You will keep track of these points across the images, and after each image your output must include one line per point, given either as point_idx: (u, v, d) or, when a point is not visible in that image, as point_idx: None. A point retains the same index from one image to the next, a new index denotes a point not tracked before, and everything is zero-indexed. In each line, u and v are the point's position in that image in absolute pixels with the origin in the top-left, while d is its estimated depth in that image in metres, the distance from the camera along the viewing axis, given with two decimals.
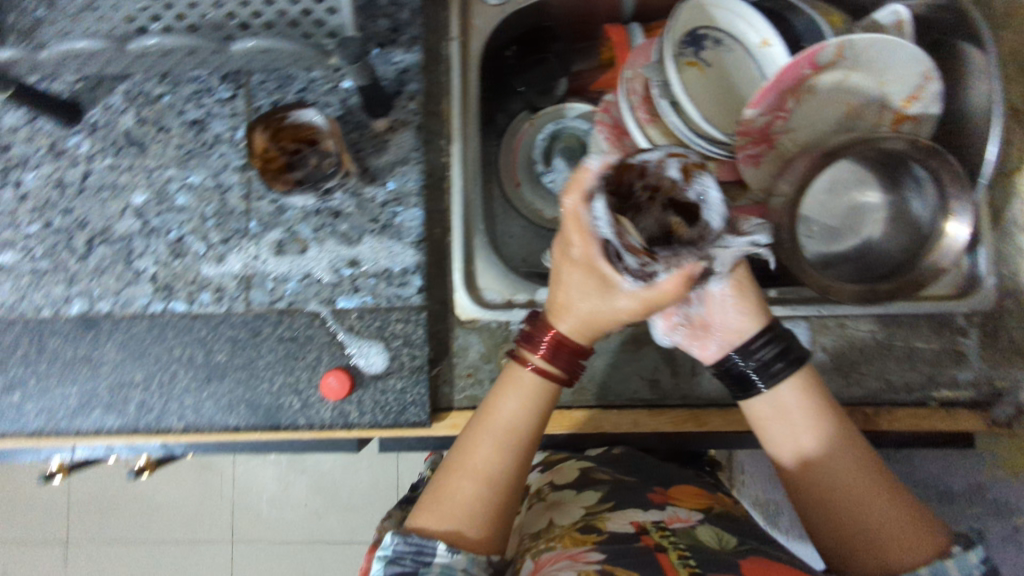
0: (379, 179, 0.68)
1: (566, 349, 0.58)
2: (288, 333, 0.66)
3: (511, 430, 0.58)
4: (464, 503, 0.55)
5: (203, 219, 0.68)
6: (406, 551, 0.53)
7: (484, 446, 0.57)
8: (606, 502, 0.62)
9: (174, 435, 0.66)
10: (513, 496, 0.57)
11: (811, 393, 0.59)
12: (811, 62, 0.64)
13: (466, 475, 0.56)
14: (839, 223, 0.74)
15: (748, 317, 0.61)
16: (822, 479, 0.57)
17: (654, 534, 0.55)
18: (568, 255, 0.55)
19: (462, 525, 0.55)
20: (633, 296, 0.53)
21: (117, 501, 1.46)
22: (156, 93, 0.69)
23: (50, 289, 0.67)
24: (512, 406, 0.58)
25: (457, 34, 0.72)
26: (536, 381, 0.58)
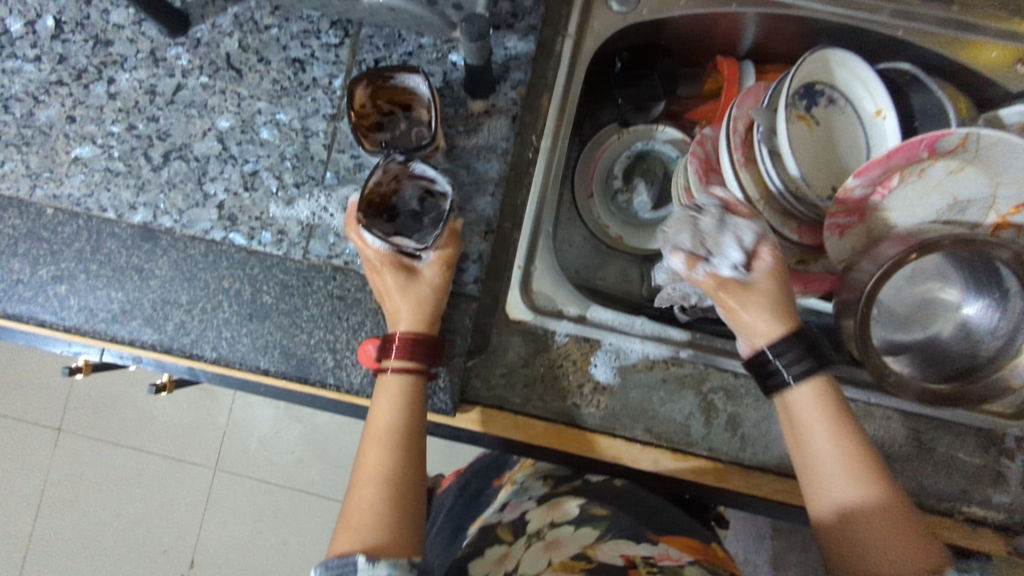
0: (463, 160, 0.67)
1: (418, 341, 0.60)
2: (338, 291, 0.66)
3: (390, 431, 0.57)
4: (366, 510, 0.52)
5: (282, 158, 0.67)
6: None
7: (371, 451, 0.56)
8: (600, 537, 0.59)
9: (204, 363, 0.66)
10: (411, 489, 0.55)
11: (827, 399, 0.56)
12: (930, 145, 0.61)
13: (370, 484, 0.54)
14: (907, 312, 0.70)
15: (766, 323, 0.59)
16: (822, 473, 0.54)
17: (643, 569, 0.53)
18: (371, 280, 0.63)
19: (363, 533, 0.51)
20: (430, 263, 0.63)
21: (120, 402, 1.48)
22: (266, 23, 0.69)
23: (119, 192, 0.67)
24: (387, 407, 0.58)
25: (573, 32, 0.70)
26: (400, 377, 0.59)
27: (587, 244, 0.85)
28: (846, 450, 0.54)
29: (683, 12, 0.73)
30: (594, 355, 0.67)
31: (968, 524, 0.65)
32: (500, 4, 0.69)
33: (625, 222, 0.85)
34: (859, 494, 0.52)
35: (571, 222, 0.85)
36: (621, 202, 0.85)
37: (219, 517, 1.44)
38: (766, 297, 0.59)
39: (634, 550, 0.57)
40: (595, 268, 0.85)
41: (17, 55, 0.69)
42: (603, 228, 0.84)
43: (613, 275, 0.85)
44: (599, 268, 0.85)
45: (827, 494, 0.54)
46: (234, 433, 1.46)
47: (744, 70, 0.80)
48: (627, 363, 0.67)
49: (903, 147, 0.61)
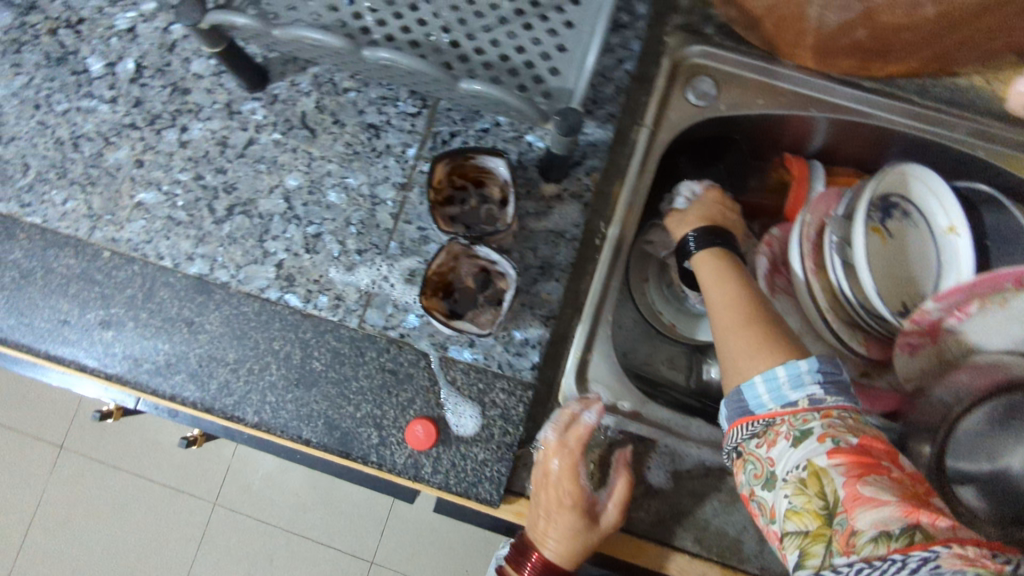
0: (531, 241, 0.66)
1: (552, 570, 0.59)
2: (390, 364, 0.64)
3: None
4: None
5: (347, 223, 0.66)
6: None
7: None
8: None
9: (244, 427, 0.63)
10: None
11: (727, 271, 0.62)
12: (1016, 281, 0.61)
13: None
14: (975, 438, 0.64)
15: (722, 265, 0.63)
16: (718, 319, 0.57)
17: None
18: (543, 477, 0.60)
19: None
20: (611, 507, 0.60)
21: (129, 428, 1.45)
22: (344, 86, 0.69)
23: (178, 241, 0.66)
24: None
25: (650, 122, 0.69)
26: None
27: (637, 327, 0.82)
28: (738, 287, 0.59)
29: (761, 111, 0.72)
30: (648, 458, 0.65)
31: None
32: None
33: (680, 310, 0.82)
34: (728, 345, 0.55)
35: (624, 305, 0.82)
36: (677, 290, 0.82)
37: (214, 557, 1.39)
38: (700, 214, 0.70)
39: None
40: (642, 354, 0.82)
41: (93, 95, 0.69)
42: (657, 314, 0.82)
43: (661, 365, 0.82)
44: (645, 355, 0.82)
45: (726, 333, 0.56)
46: (238, 470, 1.41)
47: (813, 170, 0.78)
48: (681, 468, 0.65)
49: (985, 277, 0.61)
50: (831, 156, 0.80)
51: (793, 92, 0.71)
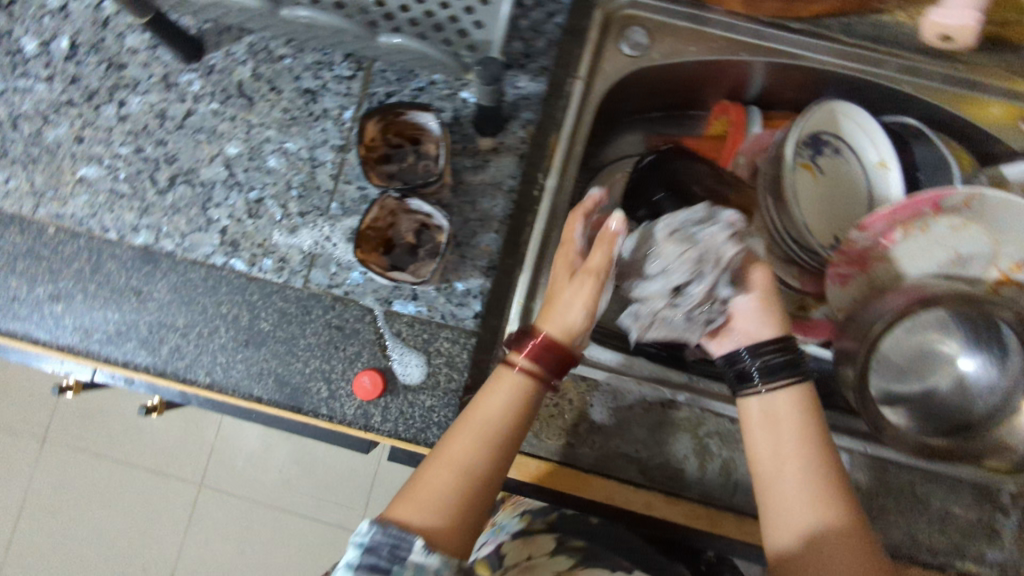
0: (469, 196, 0.67)
1: (551, 344, 0.55)
2: (336, 321, 0.66)
3: (496, 425, 0.54)
4: (438, 493, 0.51)
5: (288, 187, 0.68)
6: (384, 541, 0.48)
7: (460, 434, 0.53)
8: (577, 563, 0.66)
9: (197, 389, 0.65)
10: (480, 500, 0.52)
11: (800, 403, 0.56)
12: (935, 205, 0.63)
13: (446, 464, 0.52)
14: (907, 362, 0.67)
15: (794, 405, 0.56)
16: (790, 478, 0.53)
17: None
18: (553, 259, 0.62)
19: (431, 514, 0.50)
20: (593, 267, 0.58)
21: (106, 417, 1.45)
22: (279, 53, 0.70)
23: (122, 214, 0.67)
24: (496, 401, 0.55)
25: (584, 75, 0.70)
26: (517, 379, 0.55)
27: None
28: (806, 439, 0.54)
29: (694, 58, 0.72)
30: (591, 395, 0.68)
31: None
32: (513, 43, 0.69)
33: None
34: (818, 547, 0.50)
35: None
36: None
37: (202, 537, 1.41)
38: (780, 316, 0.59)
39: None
40: None
41: (29, 74, 0.70)
42: None
43: None
44: None
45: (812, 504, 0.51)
46: (221, 453, 1.43)
47: (751, 114, 0.79)
48: (621, 403, 0.68)
49: (908, 201, 0.63)
50: (767, 101, 0.81)
51: (724, 38, 0.72)
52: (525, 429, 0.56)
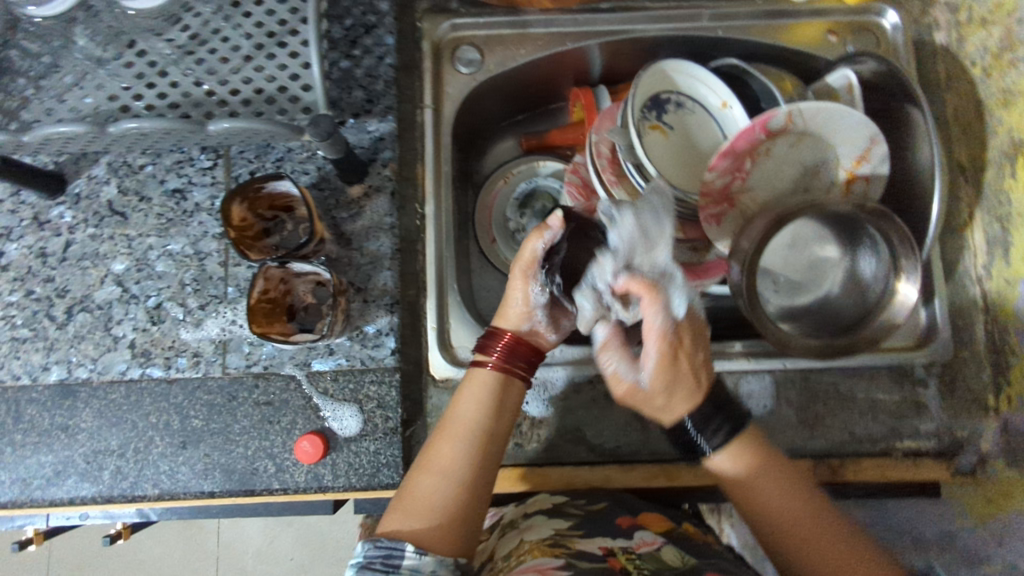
0: (356, 243, 0.70)
1: (519, 348, 0.62)
2: (263, 397, 0.67)
3: (469, 426, 0.59)
4: (427, 498, 0.55)
5: (182, 285, 0.69)
6: (376, 555, 0.51)
7: (437, 442, 0.58)
8: (575, 528, 0.60)
9: (149, 502, 0.66)
10: (473, 500, 0.56)
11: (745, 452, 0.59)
12: (763, 127, 0.67)
13: (426, 471, 0.57)
14: (801, 276, 0.74)
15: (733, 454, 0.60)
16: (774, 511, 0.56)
17: (622, 557, 0.57)
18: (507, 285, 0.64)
19: (423, 523, 0.54)
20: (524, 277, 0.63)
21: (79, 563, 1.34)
22: (139, 163, 0.72)
23: (29, 357, 0.68)
24: (469, 407, 0.59)
25: (430, 103, 0.76)
26: (490, 381, 0.61)
27: (503, 286, 0.88)
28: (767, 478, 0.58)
29: (526, 59, 0.78)
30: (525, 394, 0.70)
31: (909, 457, 0.69)
32: (355, 93, 0.73)
33: None
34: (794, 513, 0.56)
35: (484, 270, 0.88)
36: (521, 239, 0.89)
37: None
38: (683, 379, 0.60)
39: (610, 539, 0.59)
40: None
41: None
42: (514, 268, 0.88)
43: None
44: None
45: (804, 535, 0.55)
46: (227, 557, 1.32)
47: (599, 95, 0.83)
48: (554, 392, 0.70)
49: (741, 134, 0.67)
50: (612, 78, 0.85)
51: (546, 34, 0.78)
52: (501, 423, 0.60)
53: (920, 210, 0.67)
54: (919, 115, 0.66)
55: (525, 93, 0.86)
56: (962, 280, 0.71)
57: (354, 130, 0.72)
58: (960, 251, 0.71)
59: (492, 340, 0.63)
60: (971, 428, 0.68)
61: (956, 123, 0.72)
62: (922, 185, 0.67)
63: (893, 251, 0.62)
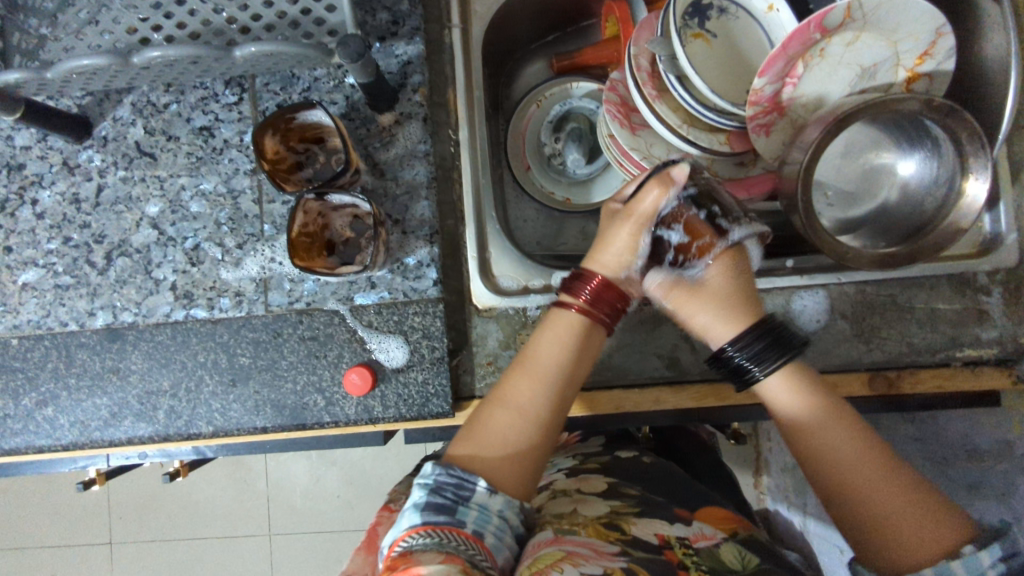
0: (390, 173, 0.68)
1: (605, 291, 0.57)
2: (308, 333, 0.67)
3: (552, 366, 0.56)
4: (500, 434, 0.54)
5: (217, 225, 0.68)
6: (447, 482, 0.51)
7: (517, 380, 0.56)
8: (632, 510, 0.60)
9: (204, 439, 0.67)
10: (547, 442, 0.55)
11: (800, 378, 0.56)
12: (819, 25, 0.61)
13: (501, 407, 0.55)
14: (855, 187, 0.70)
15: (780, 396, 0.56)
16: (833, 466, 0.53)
17: (678, 550, 0.54)
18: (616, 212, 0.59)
19: (495, 461, 0.53)
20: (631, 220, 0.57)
21: (140, 506, 1.40)
22: (163, 102, 0.69)
23: (74, 304, 0.68)
24: (550, 345, 0.56)
25: (458, 21, 0.72)
26: (576, 320, 0.57)
27: (540, 214, 0.86)
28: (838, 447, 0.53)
29: None
30: None
31: (968, 367, 0.67)
32: (379, 15, 0.69)
33: (571, 182, 0.86)
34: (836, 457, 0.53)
35: (520, 199, 0.86)
36: (557, 163, 0.86)
37: None
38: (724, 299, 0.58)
39: (668, 528, 0.57)
40: (554, 235, 0.86)
41: None
42: (549, 194, 0.86)
43: (574, 238, 0.85)
44: (557, 235, 0.86)
45: (860, 493, 0.51)
46: (277, 497, 1.36)
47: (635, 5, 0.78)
48: None
49: (795, 33, 0.61)
50: None
51: None
52: (581, 367, 0.57)
53: (989, 108, 0.63)
54: (992, 4, 0.61)
55: (555, 9, 0.81)
56: None
57: (381, 54, 0.69)
58: None
59: (578, 282, 0.58)
60: None
61: None
62: (992, 80, 0.62)
63: (960, 151, 0.59)
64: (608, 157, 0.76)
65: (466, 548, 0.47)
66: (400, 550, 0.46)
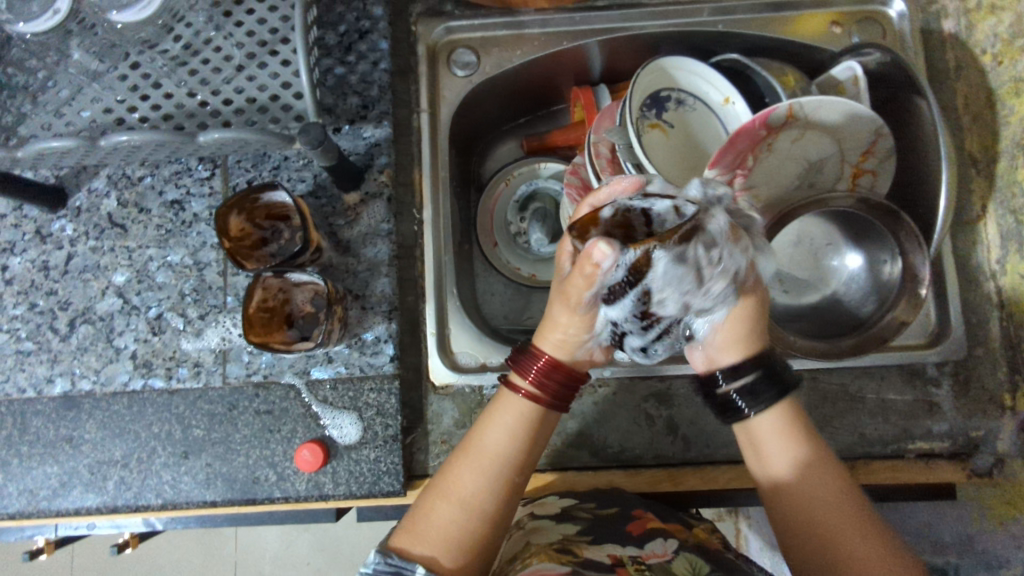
0: (353, 249, 0.70)
1: (556, 373, 0.56)
2: (263, 406, 0.67)
3: (496, 455, 0.54)
4: (441, 524, 0.52)
5: (181, 296, 0.70)
6: (385, 571, 0.50)
7: (461, 467, 0.54)
8: (584, 534, 0.55)
9: (153, 511, 0.67)
10: (491, 531, 0.53)
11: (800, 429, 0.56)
12: (764, 122, 0.64)
13: (444, 497, 0.53)
14: (808, 274, 0.72)
15: (778, 444, 0.55)
16: (814, 503, 0.52)
17: (630, 567, 0.51)
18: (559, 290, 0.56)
19: (436, 550, 0.51)
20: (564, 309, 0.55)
21: (102, 568, 1.36)
22: (137, 175, 0.72)
23: (34, 370, 0.69)
24: (498, 433, 0.55)
25: (426, 106, 0.75)
26: (525, 404, 0.56)
27: (508, 289, 0.87)
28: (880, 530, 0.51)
29: (522, 60, 0.77)
30: None
31: (921, 460, 0.66)
32: (349, 99, 0.72)
33: (537, 258, 0.88)
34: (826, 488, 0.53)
35: (487, 274, 0.88)
36: (522, 242, 0.88)
37: None
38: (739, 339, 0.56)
39: (620, 549, 0.54)
40: (522, 309, 0.87)
41: None
42: (516, 270, 0.88)
43: (540, 312, 0.87)
44: (524, 309, 0.87)
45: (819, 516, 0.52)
46: (243, 564, 1.33)
47: (599, 93, 0.82)
48: None
49: (740, 129, 0.64)
50: (612, 77, 0.84)
51: (542, 34, 0.77)
52: (532, 451, 0.56)
53: (928, 207, 0.65)
54: (925, 105, 0.64)
55: (525, 94, 0.86)
56: (975, 274, 0.69)
57: (349, 136, 0.72)
58: (973, 246, 0.69)
59: (528, 361, 0.56)
60: (987, 428, 0.66)
61: (967, 113, 0.70)
62: (928, 179, 0.65)
63: (899, 244, 0.61)
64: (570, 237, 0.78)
65: None
66: None
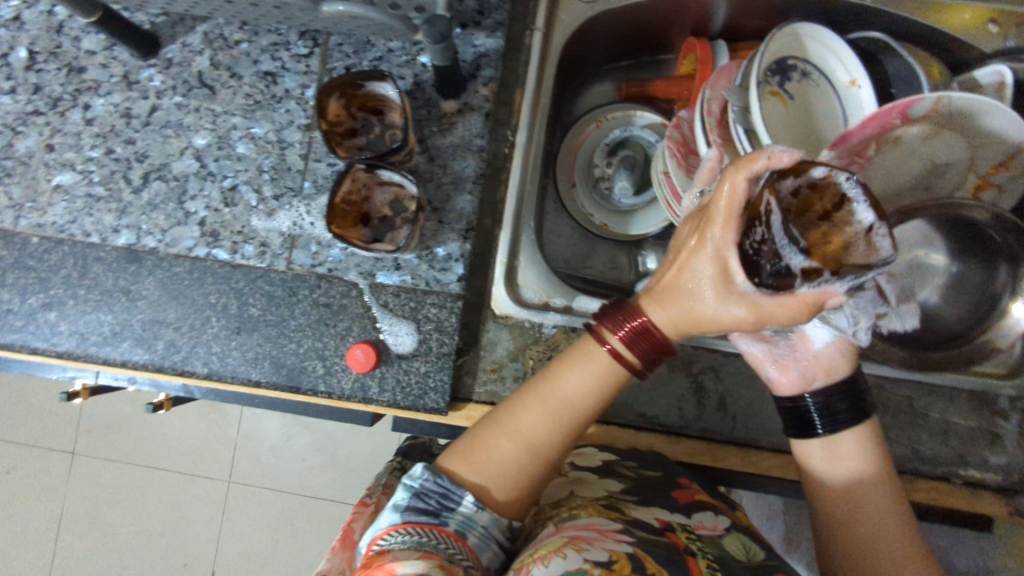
0: (441, 160, 0.68)
1: (652, 339, 0.51)
2: (323, 299, 0.66)
3: (571, 406, 0.52)
4: (501, 462, 0.51)
5: (259, 171, 0.68)
6: (433, 489, 0.50)
7: (532, 409, 0.52)
8: (630, 493, 0.55)
9: (196, 379, 0.66)
10: (545, 474, 0.53)
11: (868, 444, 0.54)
12: (902, 112, 0.59)
13: (509, 435, 0.52)
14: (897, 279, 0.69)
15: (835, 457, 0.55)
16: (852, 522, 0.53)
17: (682, 534, 0.51)
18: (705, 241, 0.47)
19: (491, 483, 0.51)
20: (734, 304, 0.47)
21: (114, 423, 1.39)
22: (234, 38, 0.69)
23: (101, 216, 0.68)
24: (576, 382, 0.52)
25: (541, 25, 0.71)
26: (609, 362, 0.52)
27: (574, 233, 0.85)
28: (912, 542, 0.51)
29: None
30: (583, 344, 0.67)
31: (967, 488, 0.65)
32: (466, 2, 0.70)
33: (612, 210, 0.85)
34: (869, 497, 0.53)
35: (557, 215, 0.86)
36: (603, 188, 0.85)
37: (239, 532, 1.35)
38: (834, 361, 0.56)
39: (667, 514, 0.53)
40: (585, 257, 0.85)
41: None
42: (588, 216, 0.85)
43: (602, 264, 0.85)
44: (588, 258, 0.85)
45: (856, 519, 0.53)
46: (247, 446, 1.36)
47: (717, 49, 0.76)
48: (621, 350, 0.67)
49: (876, 113, 0.59)
50: (734, 33, 0.79)
51: None
52: (604, 406, 0.54)
53: None
54: None
55: (638, 36, 0.81)
56: None
57: (460, 41, 0.69)
58: None
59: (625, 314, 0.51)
60: None
61: None
62: None
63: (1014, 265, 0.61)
64: (658, 193, 0.75)
65: (446, 547, 0.46)
66: (377, 549, 0.45)
